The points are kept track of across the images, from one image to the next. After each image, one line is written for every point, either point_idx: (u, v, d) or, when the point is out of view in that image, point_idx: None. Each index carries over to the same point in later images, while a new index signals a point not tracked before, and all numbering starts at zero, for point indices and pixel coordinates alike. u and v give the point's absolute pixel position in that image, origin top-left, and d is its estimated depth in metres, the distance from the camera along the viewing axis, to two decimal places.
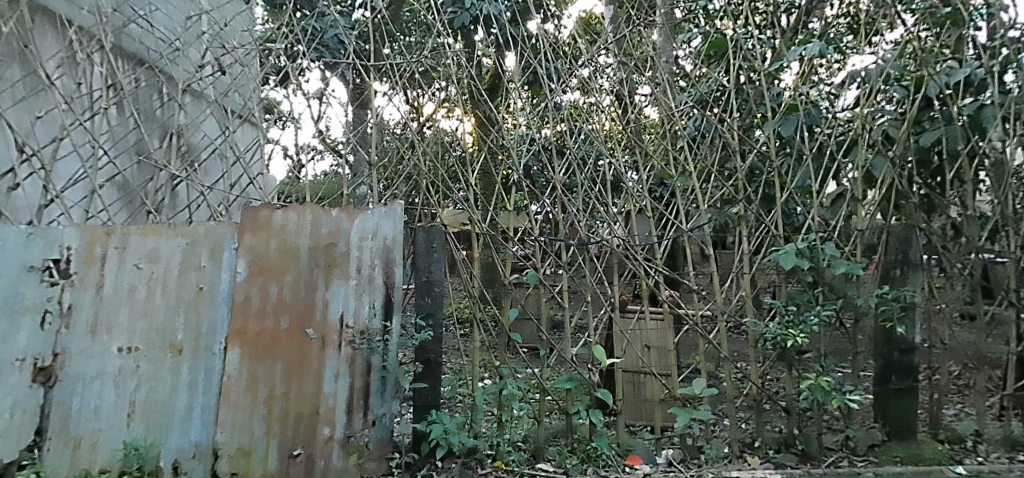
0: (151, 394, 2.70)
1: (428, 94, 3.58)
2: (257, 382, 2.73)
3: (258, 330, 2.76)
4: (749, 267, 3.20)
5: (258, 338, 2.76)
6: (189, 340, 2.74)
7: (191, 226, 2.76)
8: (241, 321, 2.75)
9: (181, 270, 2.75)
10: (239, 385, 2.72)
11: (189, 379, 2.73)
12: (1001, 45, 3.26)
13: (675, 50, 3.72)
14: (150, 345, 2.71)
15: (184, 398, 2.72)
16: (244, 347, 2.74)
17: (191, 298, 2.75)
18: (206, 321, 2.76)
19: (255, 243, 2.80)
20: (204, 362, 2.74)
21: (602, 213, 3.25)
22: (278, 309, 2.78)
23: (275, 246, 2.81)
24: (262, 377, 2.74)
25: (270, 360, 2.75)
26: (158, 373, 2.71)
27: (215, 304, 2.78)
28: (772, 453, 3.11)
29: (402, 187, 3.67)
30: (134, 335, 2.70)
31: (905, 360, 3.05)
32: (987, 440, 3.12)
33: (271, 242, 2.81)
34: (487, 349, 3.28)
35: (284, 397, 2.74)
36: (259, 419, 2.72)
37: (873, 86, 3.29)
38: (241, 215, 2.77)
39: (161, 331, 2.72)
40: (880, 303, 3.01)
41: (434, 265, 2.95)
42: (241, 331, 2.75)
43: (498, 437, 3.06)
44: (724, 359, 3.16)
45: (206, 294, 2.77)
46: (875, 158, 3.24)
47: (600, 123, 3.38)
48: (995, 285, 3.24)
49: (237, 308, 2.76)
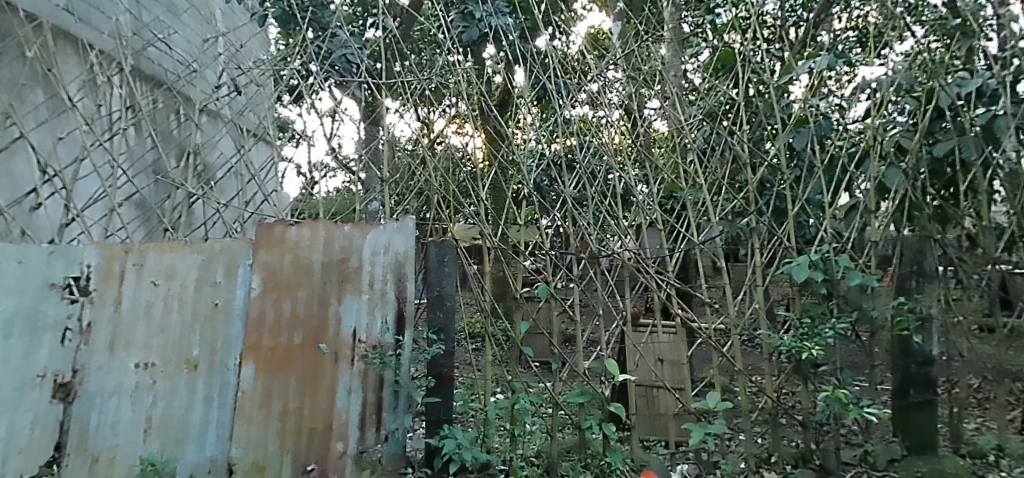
0: (167, 410, 2.74)
1: (439, 111, 3.67)
2: (272, 398, 2.76)
3: (273, 345, 2.79)
4: (762, 280, 3.16)
5: (272, 353, 2.78)
6: (205, 356, 2.79)
7: (207, 243, 2.80)
8: (256, 337, 2.78)
9: (197, 287, 2.79)
10: (254, 401, 2.75)
11: (205, 394, 2.79)
12: (1013, 55, 3.22)
13: (684, 64, 3.72)
14: (166, 361, 2.75)
15: (200, 412, 2.78)
16: (258, 362, 2.77)
17: (207, 313, 2.80)
18: (222, 337, 2.82)
19: (270, 259, 2.84)
20: (220, 377, 2.81)
21: (612, 226, 3.24)
22: (292, 325, 2.81)
23: (290, 262, 2.84)
24: (276, 393, 2.76)
25: (284, 375, 2.78)
26: (175, 388, 2.75)
27: (230, 320, 2.83)
28: (789, 468, 3.08)
29: (414, 203, 3.70)
30: (151, 351, 2.73)
31: (923, 373, 3.01)
32: (1011, 455, 3.06)
33: (285, 258, 2.85)
34: (499, 363, 3.30)
35: (297, 413, 2.76)
36: (274, 435, 2.73)
37: (884, 96, 3.22)
38: (256, 231, 2.81)
39: (177, 347, 2.76)
40: (896, 314, 2.96)
41: (446, 279, 3.01)
42: (255, 347, 2.78)
43: (512, 452, 3.09)
44: (738, 373, 3.12)
45: (222, 310, 2.82)
46: (888, 169, 3.19)
47: (610, 137, 3.34)
48: (1013, 297, 3.18)
49: (251, 323, 2.80)
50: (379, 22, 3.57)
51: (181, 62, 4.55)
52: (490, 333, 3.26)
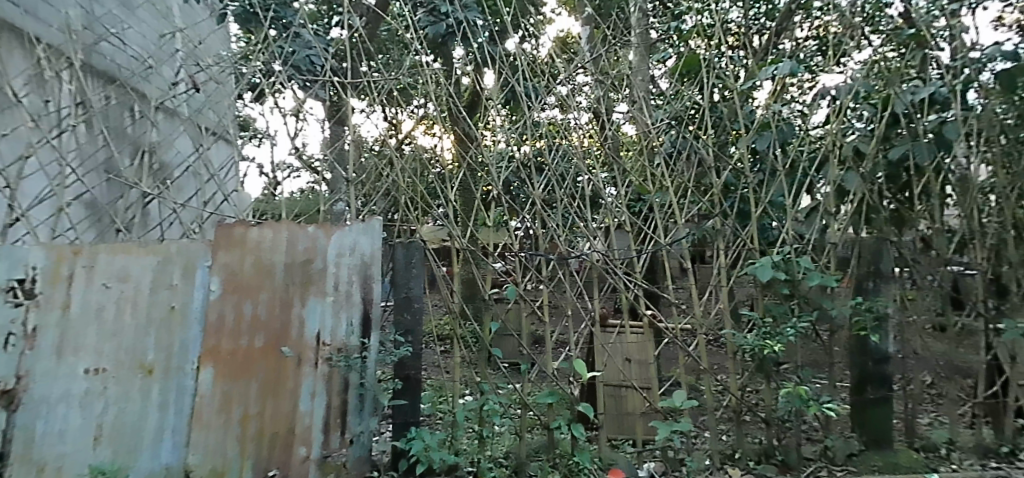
0: (119, 417, 2.65)
1: (407, 111, 3.63)
2: (231, 403, 2.70)
3: (233, 348, 2.73)
4: (727, 280, 3.23)
5: (232, 357, 2.72)
6: (160, 361, 2.69)
7: (163, 244, 2.73)
8: (214, 341, 2.72)
9: (152, 289, 2.71)
10: (212, 406, 2.68)
11: (160, 400, 2.68)
12: (963, 65, 3.35)
13: (650, 68, 3.70)
14: (118, 366, 2.66)
15: (155, 419, 2.67)
16: (217, 366, 2.71)
17: (162, 317, 2.71)
18: (178, 341, 2.72)
19: (230, 260, 2.77)
20: (176, 382, 2.70)
21: (582, 228, 3.28)
22: (253, 327, 2.76)
23: (251, 263, 2.79)
24: (236, 397, 2.70)
25: (245, 379, 2.72)
26: (128, 395, 2.66)
27: (188, 323, 2.73)
28: (752, 464, 3.17)
29: (381, 204, 3.59)
30: (102, 356, 2.64)
31: (880, 370, 3.15)
32: (960, 448, 3.24)
33: (246, 259, 2.79)
34: (467, 364, 3.30)
35: (259, 418, 2.71)
36: (233, 440, 2.68)
37: (843, 103, 3.32)
38: (215, 231, 2.74)
39: (129, 351, 2.67)
40: (854, 314, 3.09)
41: (413, 281, 2.99)
42: (214, 351, 2.72)
43: (480, 454, 3.09)
44: (704, 372, 3.21)
45: (179, 313, 2.73)
46: (846, 173, 3.30)
47: (578, 140, 3.38)
48: (966, 297, 3.33)
49: (210, 326, 2.73)
50: (344, 20, 3.51)
51: (136, 58, 4.42)
52: (459, 335, 3.25)
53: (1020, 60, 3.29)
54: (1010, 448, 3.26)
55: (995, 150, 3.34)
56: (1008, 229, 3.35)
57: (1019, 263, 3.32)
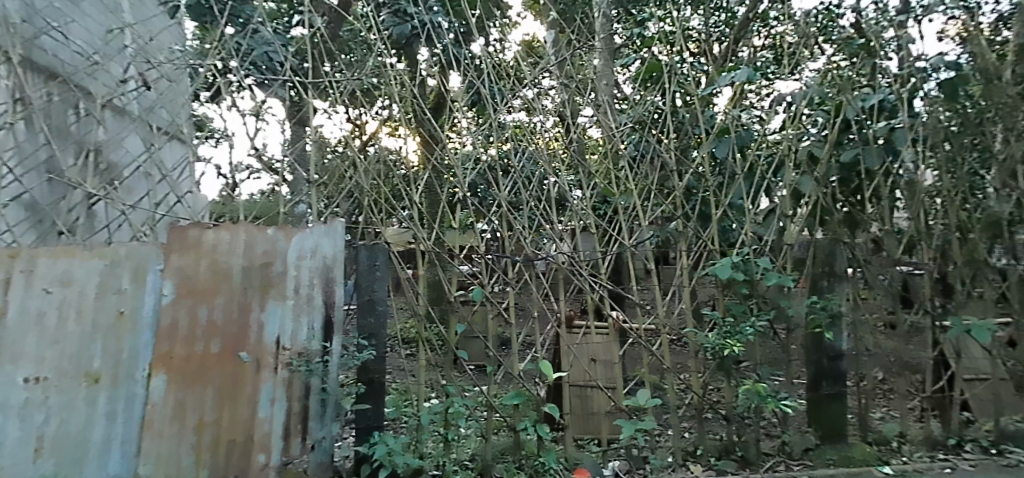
0: (62, 427, 2.53)
1: (371, 113, 3.61)
2: (185, 410, 2.65)
3: (187, 354, 2.68)
4: (689, 281, 3.30)
5: (186, 363, 2.67)
6: (108, 368, 2.61)
7: (111, 247, 2.64)
8: (167, 346, 2.67)
9: (99, 294, 2.62)
10: (165, 413, 2.63)
11: (108, 409, 2.60)
12: (910, 74, 3.51)
13: (614, 75, 3.87)
14: (61, 374, 2.54)
15: (102, 429, 2.59)
16: (170, 373, 2.66)
17: (111, 323, 2.62)
18: (128, 347, 2.64)
19: (184, 264, 2.72)
20: (126, 390, 2.63)
21: (547, 230, 3.31)
22: (208, 332, 2.71)
23: (206, 267, 2.75)
24: (190, 405, 2.65)
25: (200, 385, 2.67)
26: (72, 404, 2.55)
27: (138, 328, 2.67)
28: (714, 460, 3.26)
29: (344, 205, 3.50)
30: (43, 363, 2.52)
31: (834, 367, 3.29)
32: (910, 441, 3.40)
33: (201, 262, 2.74)
34: (433, 367, 3.28)
35: (215, 425, 2.67)
36: (188, 448, 2.63)
37: (798, 109, 3.44)
38: (168, 234, 2.69)
39: (73, 359, 2.56)
40: (810, 312, 3.21)
41: (377, 283, 2.97)
42: (167, 357, 2.66)
43: (445, 457, 3.06)
44: (667, 371, 3.27)
45: (129, 319, 2.65)
46: (801, 177, 3.41)
47: (544, 142, 3.40)
48: (913, 295, 3.48)
49: (163, 331, 2.68)
50: (305, 19, 3.46)
51: (82, 54, 4.25)
52: (424, 337, 3.23)
53: (960, 70, 3.51)
54: (957, 439, 3.41)
55: (940, 155, 3.51)
56: (952, 232, 3.49)
57: (963, 263, 3.48)
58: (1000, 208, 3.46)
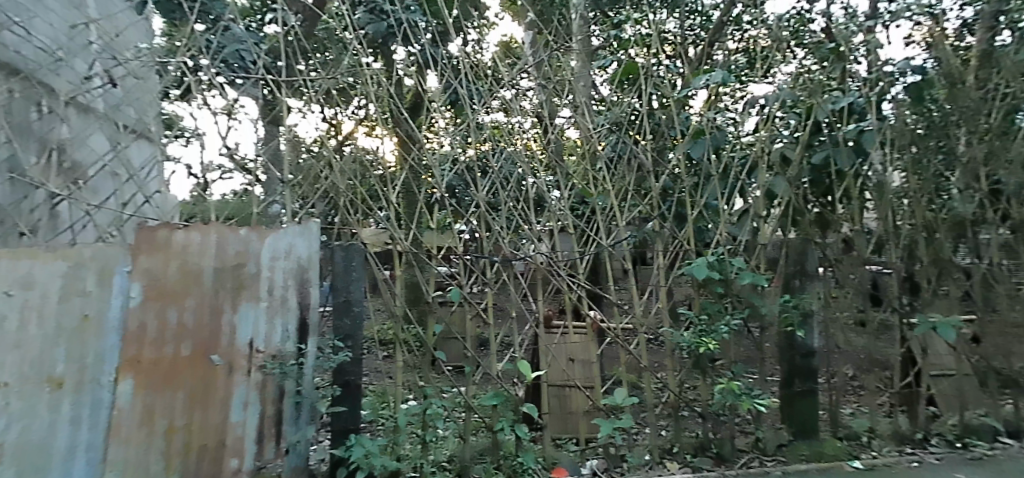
0: (24, 435, 2.36)
1: (348, 112, 3.55)
2: (154, 415, 2.60)
3: (156, 357, 2.62)
4: (665, 280, 3.37)
5: (155, 367, 2.62)
6: (73, 372, 2.46)
7: (76, 247, 2.49)
8: (135, 350, 2.60)
9: (62, 296, 2.46)
10: (133, 419, 2.57)
11: (72, 415, 2.46)
12: (878, 79, 3.64)
13: (591, 76, 3.77)
14: (23, 380, 2.36)
15: (65, 436, 2.44)
16: (138, 377, 2.59)
17: (76, 326, 2.48)
18: (93, 351, 2.52)
19: (152, 266, 2.65)
20: (90, 395, 2.50)
21: (526, 231, 3.35)
22: (178, 336, 2.66)
23: (176, 269, 2.69)
24: (159, 409, 2.60)
25: (170, 390, 2.63)
26: (34, 411, 2.38)
27: (103, 332, 2.55)
28: (690, 457, 3.31)
29: (320, 206, 3.39)
30: (3, 368, 2.32)
31: (807, 364, 3.37)
32: (880, 436, 3.48)
33: (170, 264, 2.68)
34: (410, 369, 3.25)
35: (184, 429, 2.63)
36: (157, 454, 2.58)
37: (771, 111, 3.52)
38: (136, 235, 2.62)
39: (36, 363, 2.39)
40: (782, 311, 3.29)
41: (354, 284, 2.97)
42: (135, 360, 2.60)
43: (422, 458, 3.04)
44: (644, 370, 3.32)
45: (94, 322, 2.52)
46: (774, 178, 3.48)
47: (523, 143, 3.44)
48: (882, 294, 3.59)
49: (131, 335, 2.60)
50: (279, 18, 3.41)
51: (45, 49, 4.10)
52: (401, 339, 3.21)
53: (926, 74, 3.64)
54: (923, 434, 3.51)
55: (906, 158, 3.63)
56: (919, 232, 3.60)
57: (929, 262, 3.60)
58: (964, 209, 3.59)
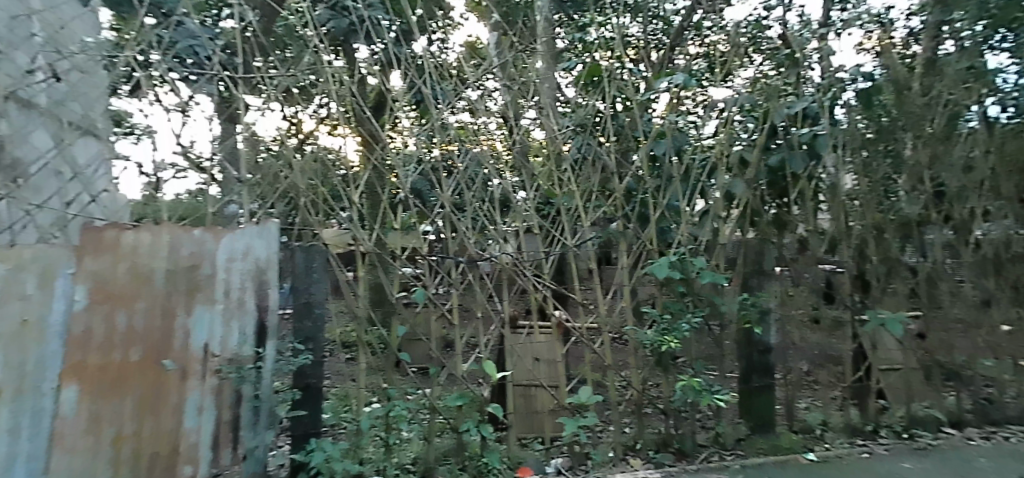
0: None
1: (309, 111, 3.38)
2: (101, 423, 2.50)
3: (103, 363, 2.52)
4: (629, 279, 3.44)
5: (101, 373, 2.52)
6: (11, 380, 2.33)
7: (15, 249, 2.35)
8: (81, 355, 2.49)
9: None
10: (78, 427, 2.47)
11: (10, 425, 2.33)
12: (830, 84, 3.76)
13: (557, 78, 3.77)
14: None
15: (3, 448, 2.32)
16: (83, 383, 2.48)
17: (14, 332, 2.34)
18: (33, 357, 2.39)
19: (99, 267, 2.55)
20: (30, 404, 2.38)
21: (491, 232, 3.37)
22: (127, 340, 2.57)
23: (125, 271, 2.59)
24: (107, 417, 2.51)
25: (118, 397, 2.54)
26: None
27: (45, 337, 2.42)
28: (652, 453, 3.38)
29: (280, 207, 3.27)
30: None
31: (763, 360, 3.52)
32: (833, 428, 3.61)
33: (119, 266, 2.58)
34: (373, 371, 3.18)
35: (134, 438, 2.55)
36: (104, 462, 2.49)
37: (729, 115, 3.60)
38: (82, 236, 2.51)
39: None
40: (741, 308, 3.44)
41: (314, 286, 2.93)
42: (80, 366, 2.49)
43: (385, 461, 2.97)
44: (609, 369, 3.39)
45: (35, 327, 2.39)
46: (733, 180, 3.58)
47: (490, 144, 3.47)
48: (835, 291, 3.72)
49: (75, 340, 2.49)
50: (235, 13, 3.31)
51: None
52: (364, 341, 3.15)
53: (875, 80, 3.81)
54: (873, 426, 3.67)
55: (857, 161, 3.79)
56: (869, 232, 3.77)
57: (878, 261, 3.77)
58: (909, 211, 3.81)
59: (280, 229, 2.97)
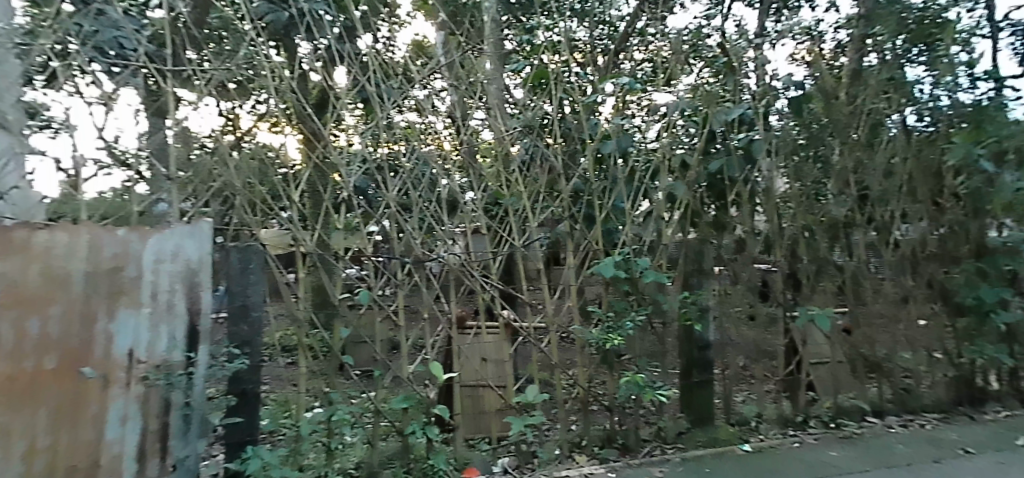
0: None
1: (246, 107, 3.19)
2: (10, 437, 2.32)
3: (13, 373, 2.34)
4: (576, 279, 3.52)
5: (10, 383, 2.33)
6: None
7: None
8: None
9: None
10: None
11: None
12: (766, 92, 3.95)
13: (505, 78, 3.75)
14: None
15: None
16: None
17: None
18: None
19: (7, 269, 2.34)
20: None
21: (439, 233, 3.34)
22: (40, 348, 2.38)
23: (37, 274, 2.39)
24: (17, 430, 2.33)
25: (31, 409, 2.36)
26: None
27: None
28: (597, 449, 3.46)
29: (214, 206, 3.03)
30: None
31: (703, 356, 3.68)
32: (767, 420, 3.80)
33: (30, 268, 2.38)
34: (315, 375, 3.05)
35: (49, 451, 2.38)
36: None
37: (671, 120, 3.74)
38: None
39: None
40: (682, 306, 3.61)
41: (251, 287, 2.86)
42: None
43: (327, 466, 2.96)
44: (556, 367, 3.44)
45: None
46: (675, 183, 3.70)
47: (438, 144, 3.45)
48: (770, 289, 3.90)
49: None
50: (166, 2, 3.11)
51: None
52: (306, 344, 3.03)
53: (805, 89, 3.99)
54: (804, 416, 3.88)
55: (790, 166, 3.98)
56: (800, 233, 3.97)
57: (808, 260, 3.98)
58: (835, 213, 4.05)
59: (212, 228, 2.85)
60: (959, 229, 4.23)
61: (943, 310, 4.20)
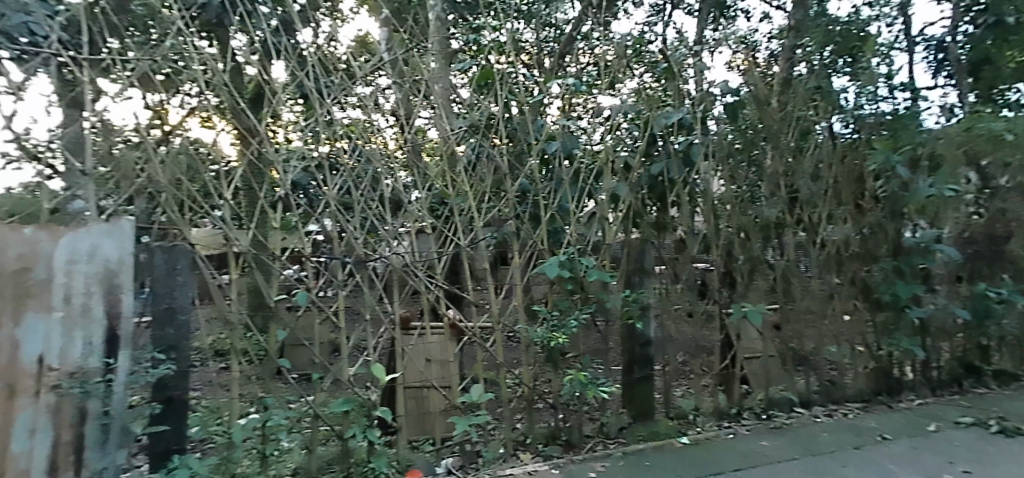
0: None
1: (176, 99, 2.98)
2: None
3: None
4: (522, 277, 3.54)
5: None
6: None
7: None
8: None
9: None
10: None
11: None
12: (704, 98, 4.09)
13: (450, 77, 3.70)
14: None
15: None
16: None
17: None
18: None
19: None
20: None
21: (382, 234, 3.26)
22: None
23: None
24: None
25: None
26: None
27: None
28: (541, 446, 3.48)
29: (139, 204, 2.80)
30: None
31: (644, 353, 3.79)
32: (704, 413, 3.96)
33: None
34: (248, 380, 2.92)
35: None
36: None
37: (615, 123, 3.84)
38: None
39: None
40: (624, 304, 3.70)
41: (178, 291, 2.73)
42: None
43: (262, 474, 2.83)
44: (500, 366, 3.45)
45: None
46: (618, 184, 3.79)
47: (382, 142, 3.36)
48: (707, 287, 4.06)
49: None
50: None
51: None
52: (240, 349, 2.89)
53: (739, 96, 4.16)
54: (736, 409, 4.07)
55: (726, 169, 4.13)
56: (734, 233, 4.13)
57: (743, 260, 4.15)
58: (767, 214, 4.22)
59: (136, 225, 2.63)
60: (878, 229, 4.51)
61: (863, 306, 4.47)
